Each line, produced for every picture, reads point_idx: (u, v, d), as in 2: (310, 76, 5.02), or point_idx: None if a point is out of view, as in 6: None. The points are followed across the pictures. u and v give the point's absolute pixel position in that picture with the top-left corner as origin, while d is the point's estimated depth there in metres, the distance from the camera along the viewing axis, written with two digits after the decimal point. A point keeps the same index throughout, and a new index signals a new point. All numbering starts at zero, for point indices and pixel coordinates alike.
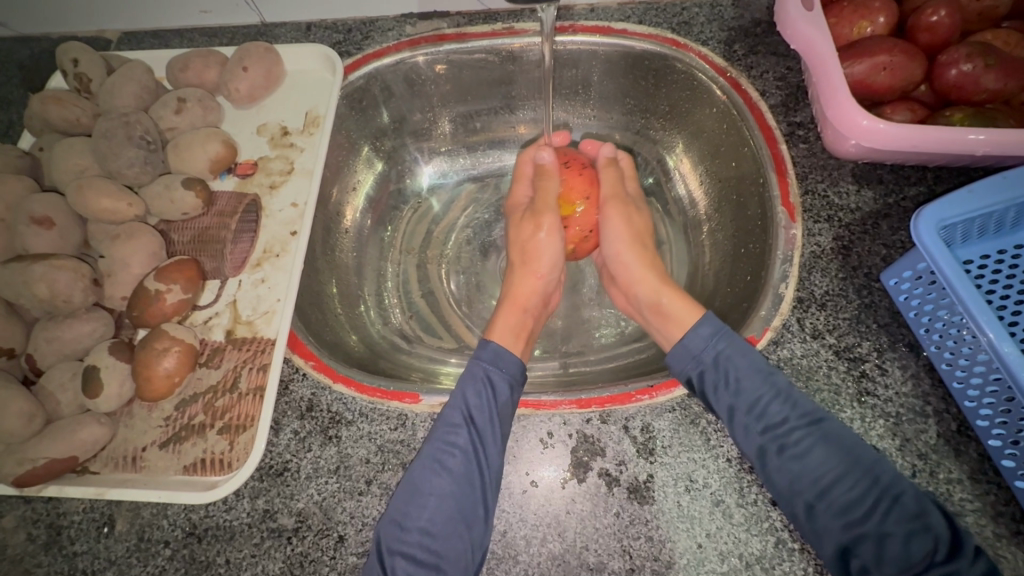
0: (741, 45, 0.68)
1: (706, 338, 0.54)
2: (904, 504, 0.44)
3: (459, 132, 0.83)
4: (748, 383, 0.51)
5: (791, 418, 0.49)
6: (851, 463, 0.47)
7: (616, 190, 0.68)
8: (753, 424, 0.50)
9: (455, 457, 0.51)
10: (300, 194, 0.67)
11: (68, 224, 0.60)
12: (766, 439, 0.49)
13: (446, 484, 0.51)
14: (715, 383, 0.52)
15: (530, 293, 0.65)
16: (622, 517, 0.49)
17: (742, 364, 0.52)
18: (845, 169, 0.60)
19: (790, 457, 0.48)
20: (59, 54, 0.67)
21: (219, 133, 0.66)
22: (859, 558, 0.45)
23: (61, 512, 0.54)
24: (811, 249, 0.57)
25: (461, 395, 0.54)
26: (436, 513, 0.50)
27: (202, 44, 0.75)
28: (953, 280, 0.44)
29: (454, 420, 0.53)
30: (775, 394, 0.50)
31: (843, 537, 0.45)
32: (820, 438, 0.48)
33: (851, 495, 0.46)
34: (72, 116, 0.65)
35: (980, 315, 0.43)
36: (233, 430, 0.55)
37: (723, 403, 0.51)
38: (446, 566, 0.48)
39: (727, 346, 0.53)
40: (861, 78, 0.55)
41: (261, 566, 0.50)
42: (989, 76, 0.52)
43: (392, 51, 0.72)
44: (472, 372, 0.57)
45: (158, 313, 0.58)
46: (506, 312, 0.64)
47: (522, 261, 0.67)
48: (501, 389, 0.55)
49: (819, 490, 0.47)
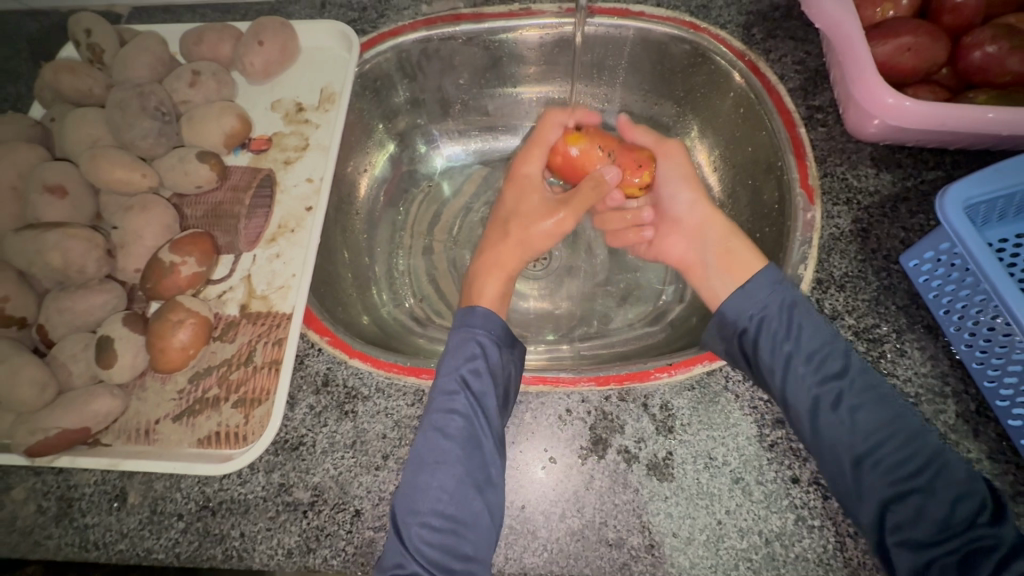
0: (759, 29, 0.67)
1: (770, 285, 0.52)
2: (953, 467, 0.43)
3: (472, 115, 0.82)
4: (809, 334, 0.50)
5: (850, 371, 0.48)
6: (905, 423, 0.46)
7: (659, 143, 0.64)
8: (810, 373, 0.49)
9: (456, 422, 0.50)
10: (315, 170, 0.66)
11: (80, 194, 0.59)
12: (824, 390, 0.48)
13: (451, 450, 0.49)
14: (775, 333, 0.50)
15: (512, 260, 0.62)
16: (642, 493, 0.49)
17: (806, 317, 0.51)
18: (864, 152, 0.60)
19: (845, 412, 0.47)
20: (72, 24, 0.66)
21: (233, 107, 0.65)
22: (894, 516, 0.43)
23: (73, 484, 0.53)
24: (830, 231, 0.57)
25: (451, 362, 0.53)
26: (447, 480, 0.48)
27: (215, 20, 0.74)
28: (990, 271, 0.44)
29: (450, 387, 0.52)
30: (838, 348, 0.49)
31: (885, 493, 0.44)
32: (876, 396, 0.47)
33: (900, 454, 0.45)
34: (85, 87, 0.64)
35: (1017, 307, 0.43)
36: (248, 403, 0.55)
37: (781, 350, 0.50)
38: (466, 530, 0.46)
39: (794, 294, 0.52)
40: (885, 59, 0.55)
41: (276, 540, 0.50)
42: (1015, 57, 0.52)
43: (408, 29, 0.71)
44: (461, 339, 0.55)
45: (172, 285, 0.57)
46: (487, 277, 0.61)
47: (511, 231, 0.62)
48: (492, 352, 0.54)
49: (870, 445, 0.46)
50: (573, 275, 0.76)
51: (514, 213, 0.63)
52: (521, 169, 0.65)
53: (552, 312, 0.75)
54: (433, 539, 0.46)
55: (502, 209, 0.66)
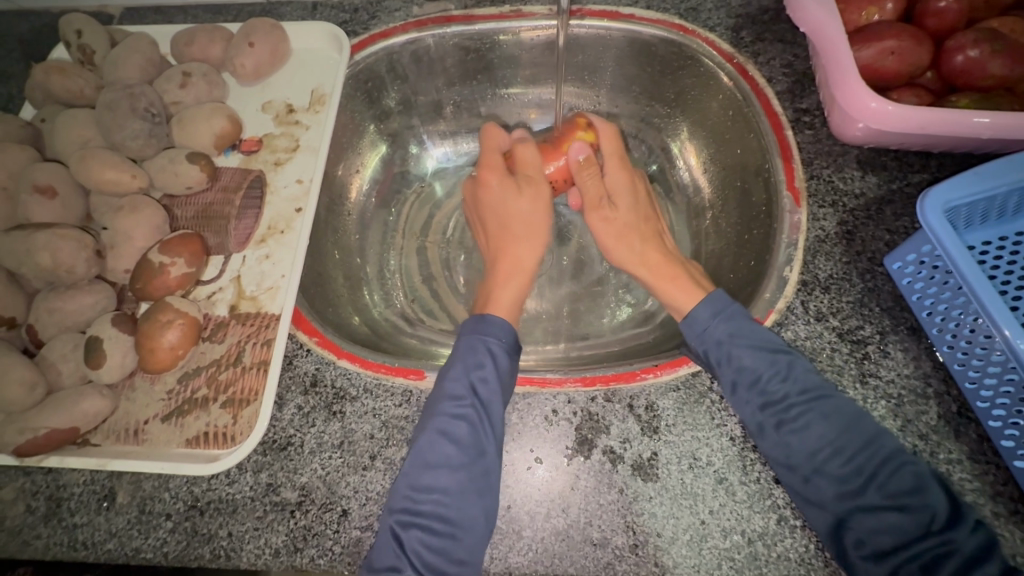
0: (747, 32, 0.68)
1: (709, 316, 0.53)
2: (900, 479, 0.43)
3: (464, 116, 0.82)
4: (750, 360, 0.50)
5: (790, 394, 0.48)
6: (849, 438, 0.46)
7: (597, 194, 0.64)
8: (754, 398, 0.49)
9: (462, 428, 0.49)
10: (305, 171, 0.66)
11: (70, 195, 0.60)
12: (765, 415, 0.48)
13: (454, 455, 0.49)
14: (716, 360, 0.51)
15: (525, 261, 0.63)
16: (626, 493, 0.50)
17: (746, 342, 0.51)
18: (850, 155, 0.60)
19: (790, 432, 0.47)
20: (63, 25, 0.66)
21: (224, 108, 0.65)
22: (854, 531, 0.44)
23: (62, 484, 0.53)
24: (816, 233, 0.58)
25: (460, 367, 0.52)
26: (449, 484, 0.48)
27: (206, 21, 0.74)
28: (968, 273, 0.44)
29: (458, 393, 0.51)
30: (778, 371, 0.49)
31: (837, 508, 0.44)
32: (819, 414, 0.47)
33: (845, 470, 0.45)
34: (75, 87, 0.64)
35: (994, 309, 0.43)
36: (236, 403, 0.55)
37: (726, 378, 0.50)
38: (462, 535, 0.46)
39: (734, 326, 0.52)
40: (869, 63, 0.56)
41: (264, 539, 0.50)
42: (996, 61, 0.53)
43: (399, 31, 0.71)
44: (469, 343, 0.54)
45: (161, 286, 0.57)
46: (502, 284, 0.61)
47: (512, 232, 0.64)
48: (501, 358, 0.53)
49: (815, 465, 0.46)
50: (564, 277, 0.77)
51: (506, 216, 0.64)
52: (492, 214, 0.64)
53: (542, 313, 0.75)
54: (431, 542, 0.46)
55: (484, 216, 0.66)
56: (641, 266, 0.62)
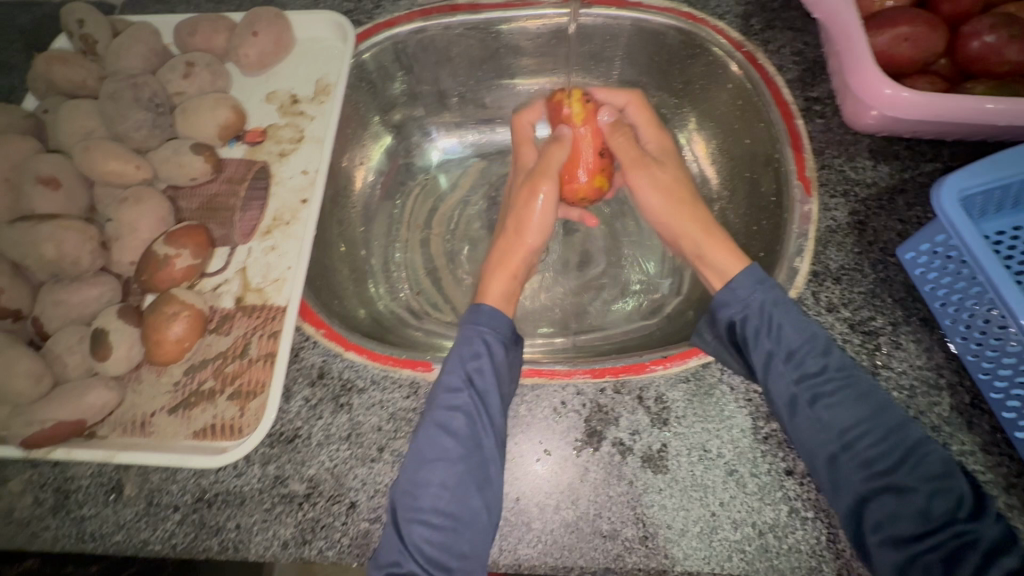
0: (757, 20, 0.67)
1: (750, 284, 0.52)
2: (930, 463, 0.43)
3: (469, 107, 0.82)
4: (790, 332, 0.49)
5: (828, 369, 0.48)
6: (882, 419, 0.45)
7: (634, 153, 0.66)
8: (789, 371, 0.48)
9: (459, 419, 0.50)
10: (310, 162, 0.66)
11: (74, 186, 0.59)
12: (800, 389, 0.48)
13: (452, 447, 0.49)
14: (758, 329, 0.51)
15: (519, 257, 0.63)
16: (636, 485, 0.49)
17: (786, 315, 0.50)
18: (862, 144, 0.59)
19: (823, 408, 0.47)
20: (65, 14, 0.66)
21: (228, 99, 0.65)
22: (874, 513, 0.43)
23: (69, 476, 0.53)
24: (827, 224, 0.57)
25: (457, 358, 0.53)
26: (448, 477, 0.48)
27: (208, 10, 0.73)
28: (982, 260, 0.44)
29: (454, 384, 0.52)
30: (816, 345, 0.49)
31: (861, 488, 0.44)
32: (854, 393, 0.47)
33: (877, 449, 0.45)
34: (78, 78, 0.63)
35: (1009, 297, 0.43)
36: (243, 396, 0.55)
37: (761, 348, 0.50)
38: (463, 529, 0.47)
39: (775, 294, 0.51)
40: (883, 50, 0.55)
41: (272, 531, 0.50)
42: (1013, 47, 0.52)
43: (404, 21, 0.71)
44: (465, 336, 0.55)
45: (167, 278, 0.57)
46: (493, 275, 0.62)
47: (515, 222, 0.65)
48: (497, 350, 0.54)
49: (845, 443, 0.45)
50: (570, 269, 0.76)
51: (517, 208, 0.65)
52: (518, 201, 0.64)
53: (549, 305, 0.74)
54: (433, 537, 0.47)
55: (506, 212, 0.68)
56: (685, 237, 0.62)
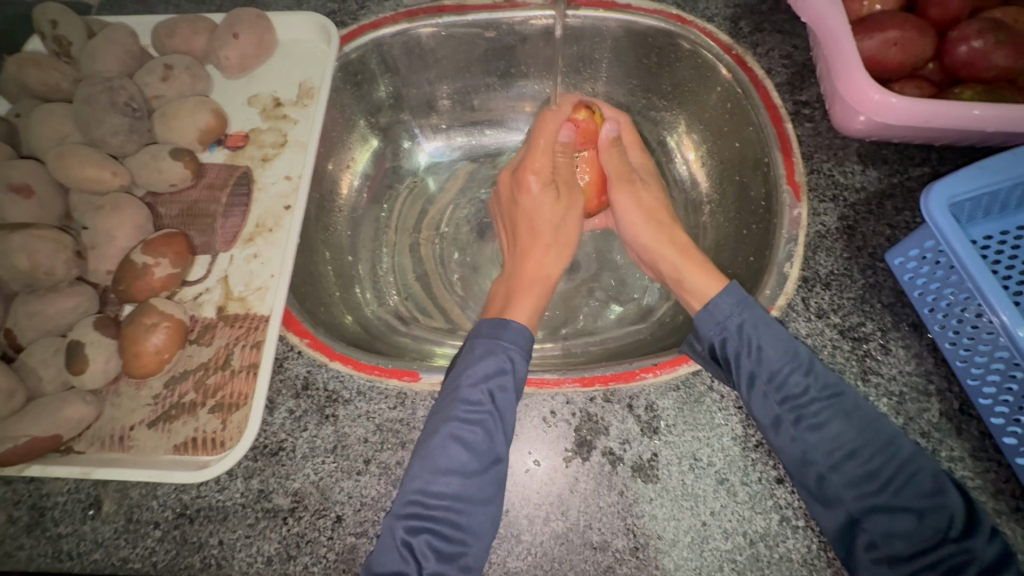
0: (746, 23, 0.66)
1: (732, 305, 0.51)
2: (922, 480, 0.43)
3: (457, 109, 0.80)
4: (771, 354, 0.48)
5: (811, 390, 0.47)
6: (871, 437, 0.45)
7: (621, 171, 0.64)
8: (772, 393, 0.48)
9: (477, 435, 0.48)
10: (294, 167, 0.64)
11: (48, 194, 0.57)
12: (783, 410, 0.47)
13: (467, 462, 0.47)
14: (738, 352, 0.49)
15: (548, 270, 0.61)
16: (627, 495, 0.49)
17: (767, 334, 0.49)
18: (850, 149, 0.59)
19: (808, 428, 0.46)
20: (37, 15, 0.64)
21: (208, 102, 0.63)
22: (868, 532, 0.43)
23: (45, 493, 0.51)
24: (816, 229, 0.57)
25: (478, 370, 0.50)
26: (459, 489, 0.47)
27: (188, 10, 0.71)
28: (965, 259, 0.44)
29: (474, 398, 0.49)
30: (799, 365, 0.48)
31: (853, 508, 0.44)
32: (840, 412, 0.46)
33: (867, 467, 0.44)
34: (51, 81, 0.61)
35: (993, 297, 0.43)
36: (225, 408, 0.53)
37: (743, 370, 0.49)
38: (473, 540, 0.46)
39: (754, 315, 0.50)
40: (871, 54, 0.55)
41: (256, 547, 0.49)
42: (1000, 53, 0.52)
43: (389, 22, 0.69)
44: (487, 347, 0.52)
45: (145, 287, 0.56)
46: (525, 290, 0.59)
47: (543, 241, 0.61)
48: (521, 365, 0.51)
49: (833, 462, 0.45)
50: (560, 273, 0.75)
51: (537, 223, 0.62)
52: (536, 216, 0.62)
53: None
54: (440, 547, 0.45)
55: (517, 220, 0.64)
56: (667, 250, 0.61)
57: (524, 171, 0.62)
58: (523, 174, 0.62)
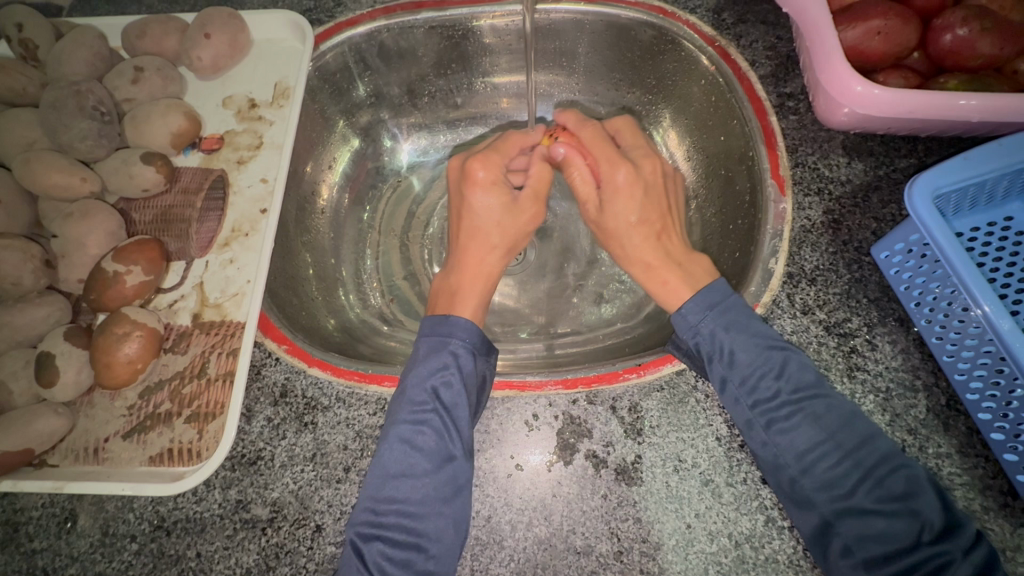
0: (729, 14, 0.65)
1: (702, 309, 0.51)
2: (894, 481, 0.42)
3: (438, 107, 0.79)
4: (743, 358, 0.48)
5: (782, 393, 0.46)
6: (842, 439, 0.44)
7: (591, 187, 0.60)
8: (743, 397, 0.47)
9: (426, 435, 0.47)
10: (269, 169, 0.63)
11: (16, 201, 0.56)
12: (755, 414, 0.47)
13: (418, 463, 0.47)
14: (709, 356, 0.49)
15: (492, 265, 0.59)
16: (610, 499, 0.48)
17: (741, 337, 0.48)
18: (835, 141, 0.58)
19: (778, 432, 0.45)
20: (3, 19, 0.62)
21: (180, 105, 0.62)
22: (841, 537, 0.42)
23: (19, 508, 0.50)
24: (801, 223, 0.56)
25: (423, 371, 0.50)
26: (413, 493, 0.46)
27: (159, 10, 0.70)
28: (947, 250, 0.43)
29: (419, 398, 0.49)
30: (770, 369, 0.47)
31: (826, 511, 0.43)
32: (809, 416, 0.45)
33: (836, 471, 0.43)
34: (17, 86, 0.60)
35: (975, 287, 0.42)
36: (202, 418, 0.53)
37: (715, 373, 0.49)
38: (428, 546, 0.45)
39: (725, 318, 0.50)
40: (854, 44, 0.54)
41: (234, 559, 0.48)
42: (985, 41, 0.51)
43: (366, 19, 0.68)
44: (432, 346, 0.52)
45: (117, 296, 0.55)
46: (467, 280, 0.58)
47: (490, 241, 0.59)
48: (465, 359, 0.51)
49: (804, 466, 0.44)
50: (546, 271, 0.74)
51: (479, 224, 0.59)
52: (475, 221, 0.59)
53: (525, 311, 0.73)
54: (394, 553, 0.44)
55: (460, 220, 0.60)
56: (630, 263, 0.58)
57: (472, 160, 0.60)
58: (472, 164, 0.59)
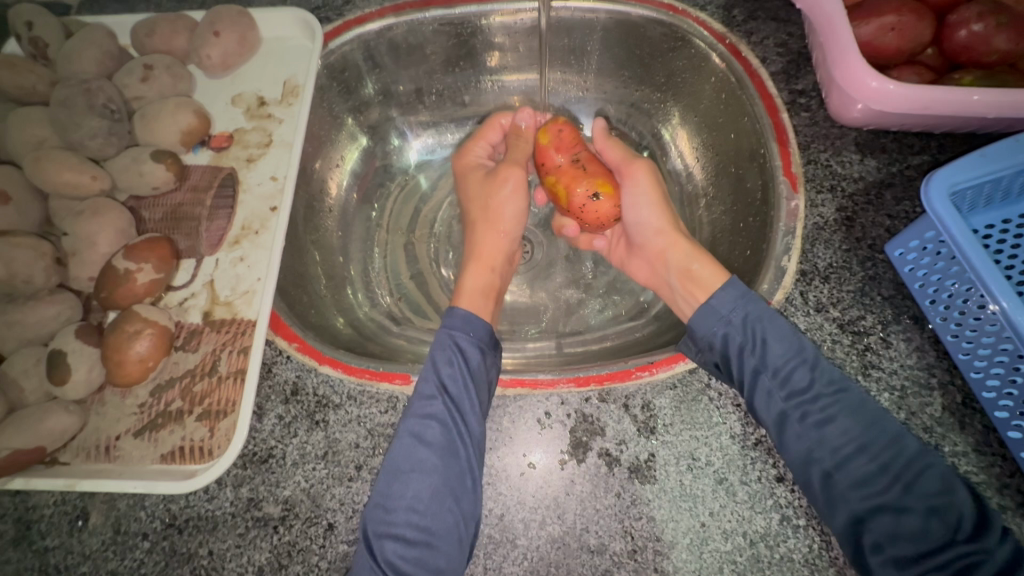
0: (740, 10, 0.65)
1: (732, 300, 0.52)
2: (926, 480, 0.43)
3: (446, 105, 0.79)
4: (775, 348, 0.49)
5: (816, 384, 0.48)
6: (878, 435, 0.45)
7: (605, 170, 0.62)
8: (776, 389, 0.48)
9: (434, 428, 0.49)
10: (279, 167, 0.63)
11: (27, 200, 0.56)
12: (789, 406, 0.48)
13: (427, 458, 0.48)
14: (741, 346, 0.50)
15: (491, 250, 0.64)
16: (624, 497, 0.48)
17: (772, 328, 0.50)
18: (848, 138, 0.58)
19: (812, 425, 0.47)
20: (13, 17, 0.62)
21: (190, 103, 0.62)
22: (871, 533, 0.43)
23: (31, 506, 0.50)
24: (814, 221, 0.55)
25: (432, 367, 0.53)
26: (421, 490, 0.47)
27: (168, 8, 0.70)
28: (964, 246, 0.43)
29: (428, 392, 0.51)
30: (803, 361, 0.48)
31: (858, 506, 0.44)
32: (846, 408, 0.46)
33: (870, 468, 0.45)
34: (27, 84, 0.60)
35: (992, 283, 0.41)
36: (213, 416, 0.52)
37: (747, 363, 0.49)
38: (438, 543, 0.46)
39: (756, 308, 0.51)
40: (867, 40, 0.53)
41: (247, 557, 0.48)
42: (1000, 36, 0.51)
43: (375, 16, 0.67)
44: (439, 342, 0.55)
45: (128, 294, 0.54)
46: (471, 270, 0.63)
47: (472, 220, 0.66)
48: (471, 354, 0.54)
49: (838, 461, 0.45)
50: (555, 270, 0.74)
51: (470, 204, 0.67)
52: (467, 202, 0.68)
53: (534, 309, 0.72)
54: (406, 552, 0.45)
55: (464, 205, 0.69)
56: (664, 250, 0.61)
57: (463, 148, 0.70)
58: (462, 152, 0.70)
